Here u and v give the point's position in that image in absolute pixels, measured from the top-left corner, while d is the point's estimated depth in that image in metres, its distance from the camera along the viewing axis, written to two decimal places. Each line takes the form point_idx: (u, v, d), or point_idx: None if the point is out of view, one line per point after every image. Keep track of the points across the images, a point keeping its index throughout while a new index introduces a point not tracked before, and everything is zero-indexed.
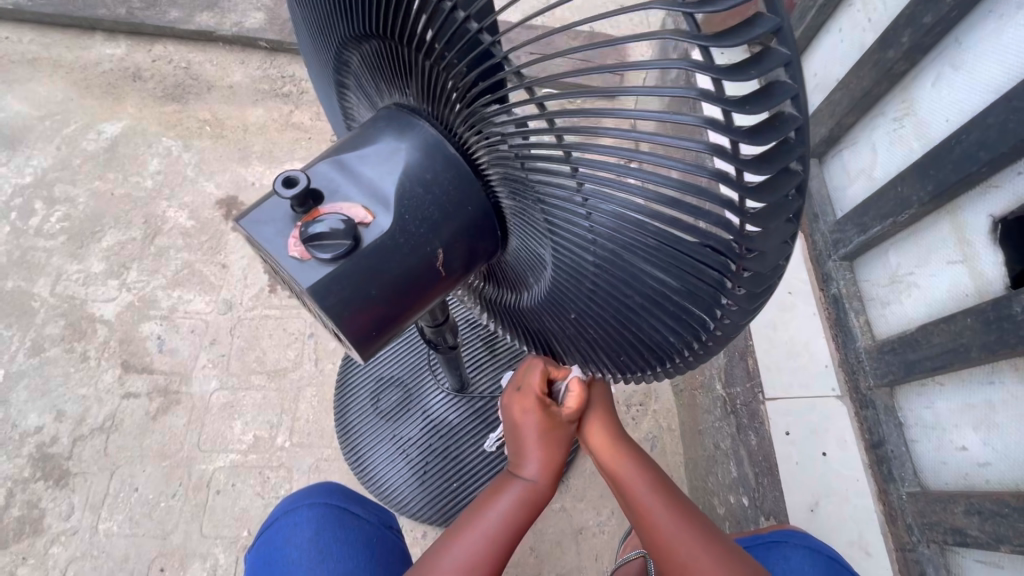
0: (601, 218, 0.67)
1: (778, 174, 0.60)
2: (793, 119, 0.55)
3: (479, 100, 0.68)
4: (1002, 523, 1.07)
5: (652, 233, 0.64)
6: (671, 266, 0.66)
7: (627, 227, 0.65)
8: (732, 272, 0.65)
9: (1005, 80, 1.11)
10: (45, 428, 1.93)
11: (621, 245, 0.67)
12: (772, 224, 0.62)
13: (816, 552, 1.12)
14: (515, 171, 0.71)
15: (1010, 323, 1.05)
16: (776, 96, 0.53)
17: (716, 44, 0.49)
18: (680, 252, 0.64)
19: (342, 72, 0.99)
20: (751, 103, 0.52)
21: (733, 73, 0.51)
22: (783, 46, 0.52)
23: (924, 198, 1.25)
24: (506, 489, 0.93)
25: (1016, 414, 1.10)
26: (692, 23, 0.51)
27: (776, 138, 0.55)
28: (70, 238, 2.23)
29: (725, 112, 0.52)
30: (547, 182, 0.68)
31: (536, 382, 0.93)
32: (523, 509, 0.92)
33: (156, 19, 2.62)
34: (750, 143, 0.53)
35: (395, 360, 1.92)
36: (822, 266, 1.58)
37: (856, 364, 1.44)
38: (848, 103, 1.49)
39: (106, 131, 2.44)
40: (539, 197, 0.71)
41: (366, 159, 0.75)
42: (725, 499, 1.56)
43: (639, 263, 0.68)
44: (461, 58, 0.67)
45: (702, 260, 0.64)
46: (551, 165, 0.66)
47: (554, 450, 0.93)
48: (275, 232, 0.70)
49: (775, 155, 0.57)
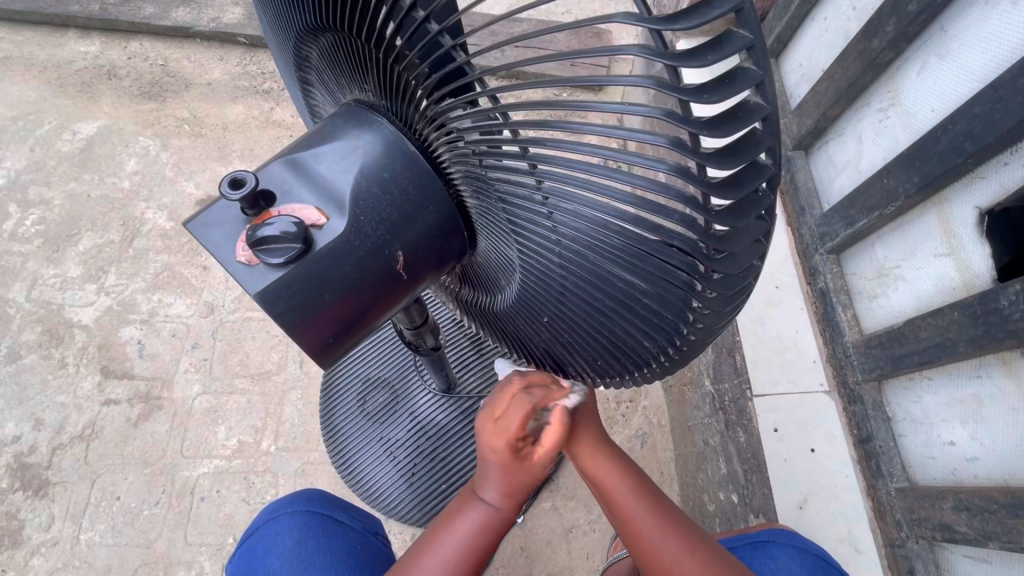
0: (565, 219, 0.64)
1: (744, 168, 0.57)
2: (757, 110, 0.53)
3: (437, 95, 0.66)
4: (990, 518, 1.06)
5: (617, 234, 0.61)
6: (638, 267, 0.63)
7: (591, 228, 0.62)
8: (701, 274, 0.62)
9: (992, 69, 1.09)
10: (24, 437, 1.88)
11: (587, 247, 0.65)
12: (741, 223, 0.59)
13: (804, 552, 1.11)
14: (475, 169, 0.68)
15: (997, 317, 1.03)
16: (738, 83, 0.50)
17: (668, 28, 0.46)
18: (646, 253, 0.62)
19: (305, 67, 0.96)
20: (710, 92, 0.50)
21: (686, 61, 0.48)
22: (744, 29, 0.49)
23: (910, 190, 1.23)
24: (466, 511, 0.90)
25: (1005, 410, 1.09)
26: (642, 8, 0.48)
27: (740, 130, 0.52)
28: (46, 241, 2.17)
29: (683, 102, 0.50)
30: (507, 182, 0.65)
31: (517, 423, 0.82)
32: (484, 530, 0.90)
33: (130, 15, 2.55)
34: (710, 135, 0.51)
35: (380, 361, 1.87)
36: (809, 260, 1.57)
37: (843, 358, 1.43)
38: (833, 94, 1.47)
39: (81, 131, 2.38)
40: (500, 197, 0.67)
41: (320, 157, 0.71)
42: (714, 496, 1.54)
43: (606, 265, 0.65)
44: (416, 49, 0.64)
45: (671, 263, 0.61)
46: (511, 163, 0.64)
47: (520, 483, 0.86)
48: (223, 235, 0.67)
49: (741, 148, 0.54)
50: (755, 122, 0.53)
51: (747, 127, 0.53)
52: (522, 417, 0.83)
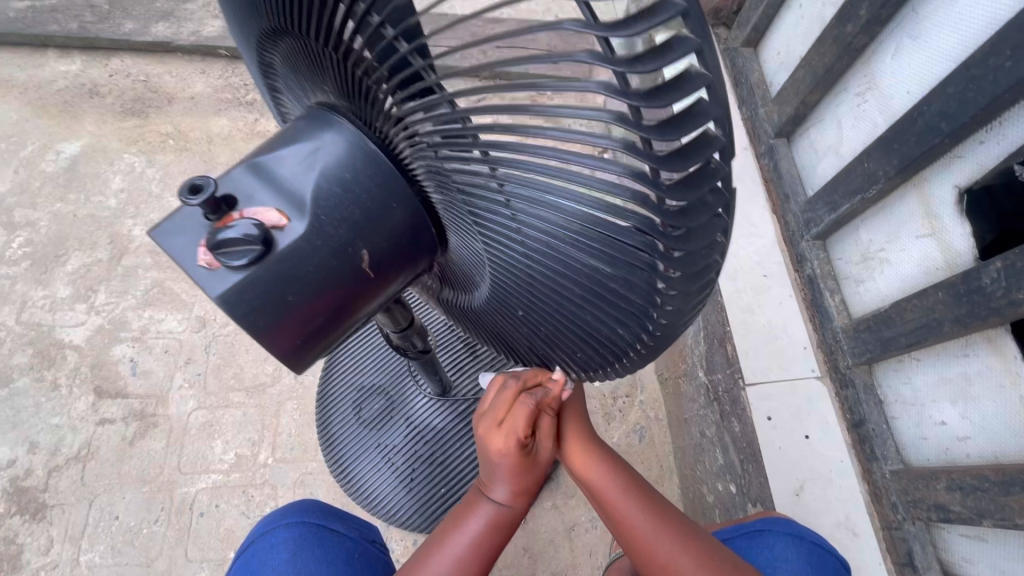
0: (523, 207, 0.64)
1: (695, 144, 0.57)
2: (708, 109, 0.54)
3: (397, 96, 0.66)
4: (982, 497, 1.06)
5: (574, 217, 0.61)
6: (599, 251, 0.63)
7: (549, 212, 0.62)
8: (662, 253, 0.62)
9: (963, 50, 1.10)
10: (18, 461, 1.87)
11: (547, 233, 0.64)
12: (694, 196, 0.59)
13: (802, 539, 1.11)
14: (434, 163, 0.68)
15: (980, 296, 1.04)
16: (688, 87, 0.52)
17: (614, 34, 0.47)
18: (605, 236, 0.62)
19: (271, 72, 0.96)
20: (658, 97, 0.51)
21: (636, 67, 0.49)
22: (691, 32, 0.50)
23: (890, 172, 1.24)
24: (474, 511, 0.92)
25: (993, 388, 1.10)
26: (588, 13, 0.47)
27: (690, 131, 0.54)
28: (34, 263, 2.16)
29: (633, 108, 0.52)
30: (464, 172, 0.65)
31: (519, 426, 0.84)
32: (493, 531, 0.92)
33: (110, 32, 2.52)
34: (661, 139, 0.53)
35: (373, 367, 1.87)
36: (796, 247, 1.57)
37: (833, 343, 1.43)
38: (811, 80, 1.47)
39: (65, 151, 2.37)
40: (459, 188, 0.67)
41: (283, 158, 0.70)
42: (714, 487, 1.51)
43: (568, 251, 0.65)
44: (380, 59, 0.65)
45: (630, 244, 0.62)
46: (464, 153, 0.64)
47: (525, 483, 0.88)
48: (187, 240, 0.67)
49: (691, 148, 0.56)
50: (707, 122, 0.55)
51: (699, 127, 0.55)
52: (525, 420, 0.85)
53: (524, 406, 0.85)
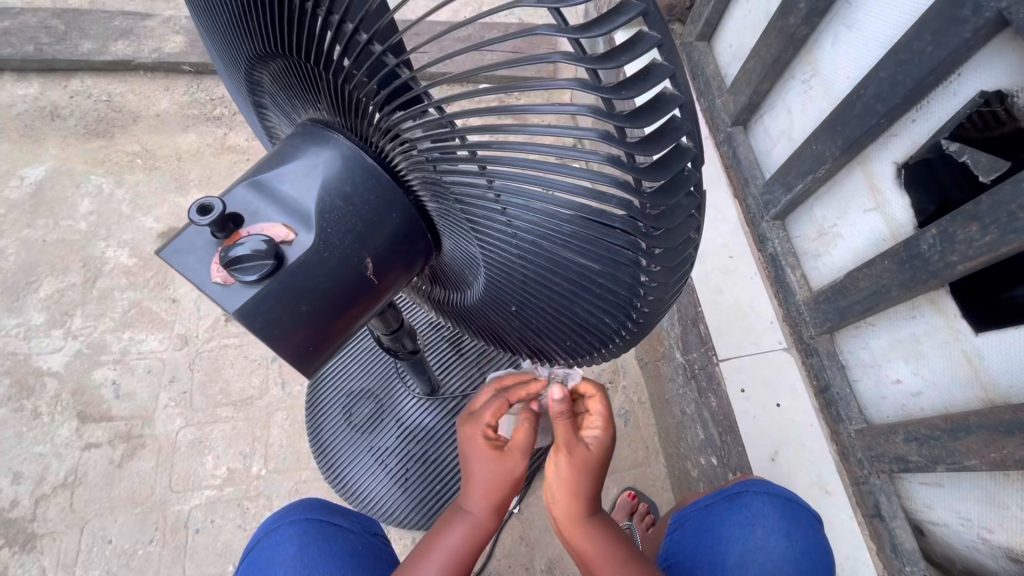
0: (518, 213, 0.69)
1: (668, 154, 0.63)
2: (673, 99, 0.59)
3: (387, 109, 0.70)
4: (936, 445, 1.15)
5: (566, 222, 0.66)
6: (589, 251, 0.69)
7: (542, 218, 0.67)
8: (645, 251, 0.68)
9: (890, 36, 1.19)
10: (3, 493, 1.84)
11: (541, 236, 0.70)
12: (673, 200, 0.65)
13: (776, 495, 1.18)
14: (431, 174, 0.72)
15: (921, 261, 1.13)
16: (653, 78, 0.56)
17: (586, 34, 0.51)
18: (595, 237, 0.67)
19: (257, 91, 0.99)
20: (629, 88, 0.55)
21: (605, 62, 0.53)
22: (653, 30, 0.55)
23: (836, 153, 1.32)
24: (450, 521, 0.92)
25: (939, 345, 1.19)
26: (559, 19, 0.52)
27: (659, 119, 0.58)
28: (4, 292, 2.12)
29: (606, 100, 0.56)
30: (462, 184, 0.69)
31: (486, 416, 0.88)
32: (467, 542, 0.91)
33: (67, 53, 2.48)
34: (633, 126, 0.56)
35: (361, 372, 1.90)
36: (758, 228, 1.65)
37: (797, 316, 1.52)
38: (761, 70, 1.56)
39: (29, 175, 2.33)
40: (457, 199, 0.72)
41: (284, 176, 0.74)
42: (696, 462, 1.62)
43: (560, 251, 0.70)
44: (370, 75, 0.69)
45: (616, 244, 0.67)
46: (461, 166, 0.68)
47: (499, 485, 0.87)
48: (198, 261, 0.70)
49: (661, 135, 0.60)
50: (673, 111, 0.59)
51: (667, 115, 0.59)
52: (495, 412, 0.88)
53: (496, 399, 0.90)
